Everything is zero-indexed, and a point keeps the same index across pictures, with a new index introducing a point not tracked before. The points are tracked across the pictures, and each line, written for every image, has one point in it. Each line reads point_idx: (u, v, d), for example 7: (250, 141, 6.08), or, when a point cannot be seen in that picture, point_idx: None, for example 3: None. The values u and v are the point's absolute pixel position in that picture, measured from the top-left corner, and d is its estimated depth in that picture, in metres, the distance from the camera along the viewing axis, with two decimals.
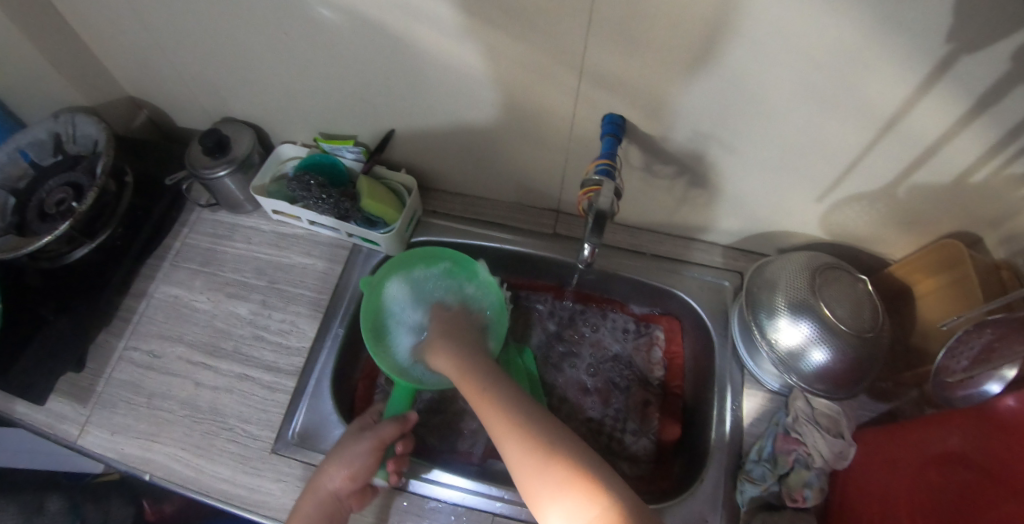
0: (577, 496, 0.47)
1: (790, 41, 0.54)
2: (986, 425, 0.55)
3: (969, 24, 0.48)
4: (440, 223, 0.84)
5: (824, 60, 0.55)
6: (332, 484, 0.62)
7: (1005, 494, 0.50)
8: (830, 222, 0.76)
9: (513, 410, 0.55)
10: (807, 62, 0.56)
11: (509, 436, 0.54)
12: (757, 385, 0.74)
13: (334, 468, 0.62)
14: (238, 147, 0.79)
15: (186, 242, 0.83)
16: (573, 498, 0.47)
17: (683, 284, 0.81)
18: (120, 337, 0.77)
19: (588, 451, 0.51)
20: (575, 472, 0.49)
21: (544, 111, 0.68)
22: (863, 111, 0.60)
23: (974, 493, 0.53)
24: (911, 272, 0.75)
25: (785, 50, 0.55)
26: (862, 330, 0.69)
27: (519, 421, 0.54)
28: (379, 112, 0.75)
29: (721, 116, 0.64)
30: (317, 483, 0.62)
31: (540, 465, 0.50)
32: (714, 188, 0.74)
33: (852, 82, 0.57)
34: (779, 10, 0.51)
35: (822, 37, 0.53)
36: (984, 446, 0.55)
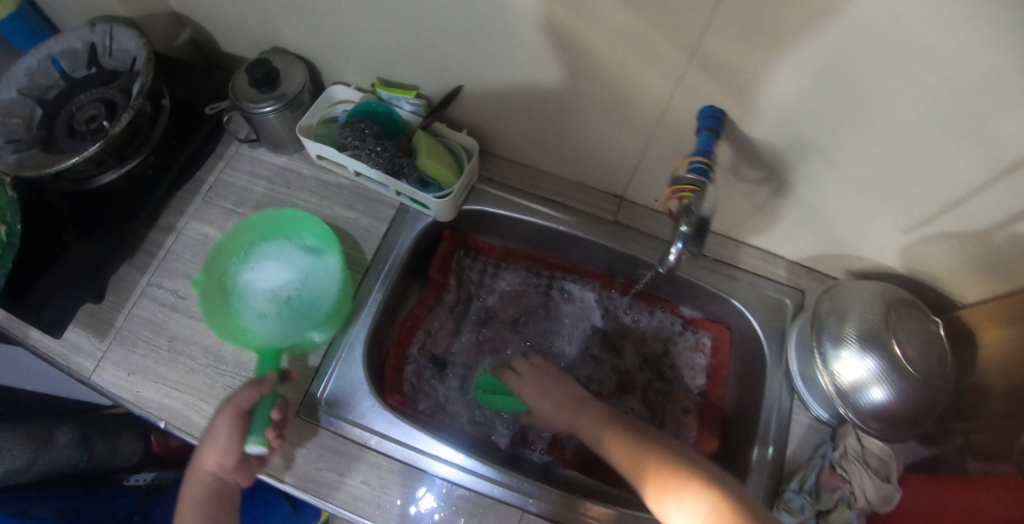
0: (690, 502, 0.52)
1: (931, 60, 0.47)
2: None
3: None
4: (495, 193, 0.78)
5: (960, 85, 0.48)
6: (208, 467, 0.57)
7: None
8: (913, 255, 0.70)
9: (630, 439, 0.60)
10: (941, 87, 0.49)
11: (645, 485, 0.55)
12: (805, 411, 0.71)
13: (206, 450, 0.57)
14: (289, 83, 0.72)
15: (220, 177, 0.78)
16: (688, 505, 0.52)
17: (741, 293, 0.76)
18: (144, 272, 0.73)
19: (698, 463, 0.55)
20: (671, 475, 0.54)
21: (635, 91, 0.61)
22: (988, 149, 0.53)
23: None
24: (980, 318, 0.69)
25: (922, 69, 0.48)
26: (929, 374, 0.64)
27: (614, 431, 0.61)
28: (448, 65, 0.68)
29: (830, 126, 0.58)
30: (194, 477, 0.58)
31: (643, 466, 0.56)
32: (799, 201, 0.68)
33: (985, 118, 0.50)
34: (937, 20, 0.44)
35: (969, 64, 0.46)
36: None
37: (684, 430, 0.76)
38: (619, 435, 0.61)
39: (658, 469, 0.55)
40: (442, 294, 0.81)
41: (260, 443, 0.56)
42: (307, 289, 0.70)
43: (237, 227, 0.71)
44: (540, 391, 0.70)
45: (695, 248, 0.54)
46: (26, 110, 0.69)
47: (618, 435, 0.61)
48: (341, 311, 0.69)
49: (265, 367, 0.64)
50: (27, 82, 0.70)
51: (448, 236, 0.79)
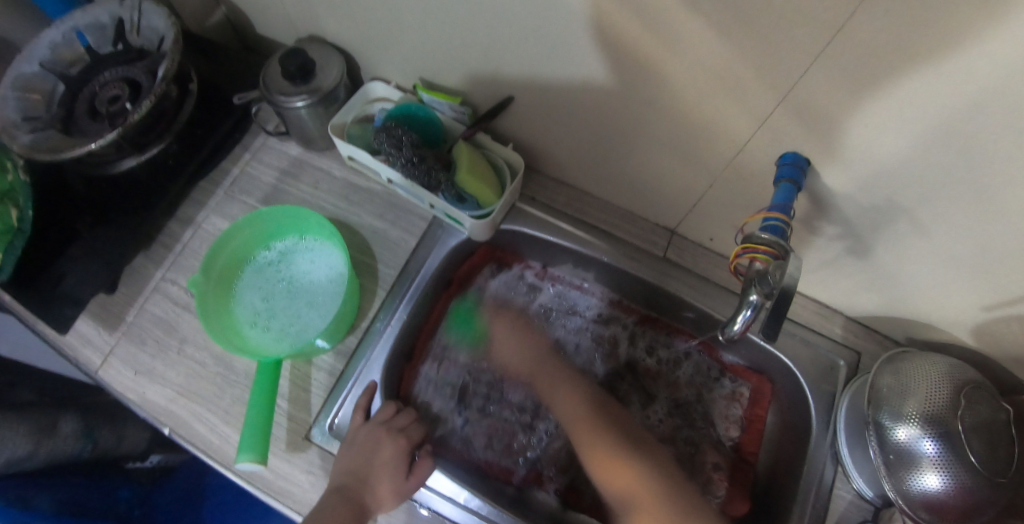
0: (616, 469, 0.66)
1: None
2: None
3: None
4: (536, 213, 0.72)
5: None
6: None
7: None
8: (991, 335, 0.63)
9: (589, 402, 0.72)
10: None
11: (589, 432, 0.69)
12: (848, 487, 0.65)
13: None
14: (324, 76, 0.67)
15: (245, 169, 0.74)
16: (615, 470, 0.66)
17: (792, 348, 0.70)
18: (159, 266, 0.70)
19: (632, 441, 0.68)
20: (615, 444, 0.67)
21: (705, 126, 0.55)
22: None
23: None
24: None
25: None
26: (996, 472, 0.58)
27: (594, 409, 0.71)
28: (500, 73, 0.62)
29: (931, 190, 0.50)
30: None
31: (595, 428, 0.69)
32: (872, 260, 0.61)
33: None
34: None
35: None
36: None
37: (711, 487, 0.72)
38: (613, 429, 0.69)
39: (575, 409, 0.71)
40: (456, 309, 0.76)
41: (250, 461, 0.53)
42: (312, 293, 0.64)
43: (237, 224, 0.63)
44: (512, 350, 0.76)
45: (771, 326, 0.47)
46: (47, 86, 0.67)
47: (580, 401, 0.72)
48: (348, 317, 0.63)
49: (264, 387, 0.57)
50: (50, 55, 0.68)
51: (481, 253, 0.75)
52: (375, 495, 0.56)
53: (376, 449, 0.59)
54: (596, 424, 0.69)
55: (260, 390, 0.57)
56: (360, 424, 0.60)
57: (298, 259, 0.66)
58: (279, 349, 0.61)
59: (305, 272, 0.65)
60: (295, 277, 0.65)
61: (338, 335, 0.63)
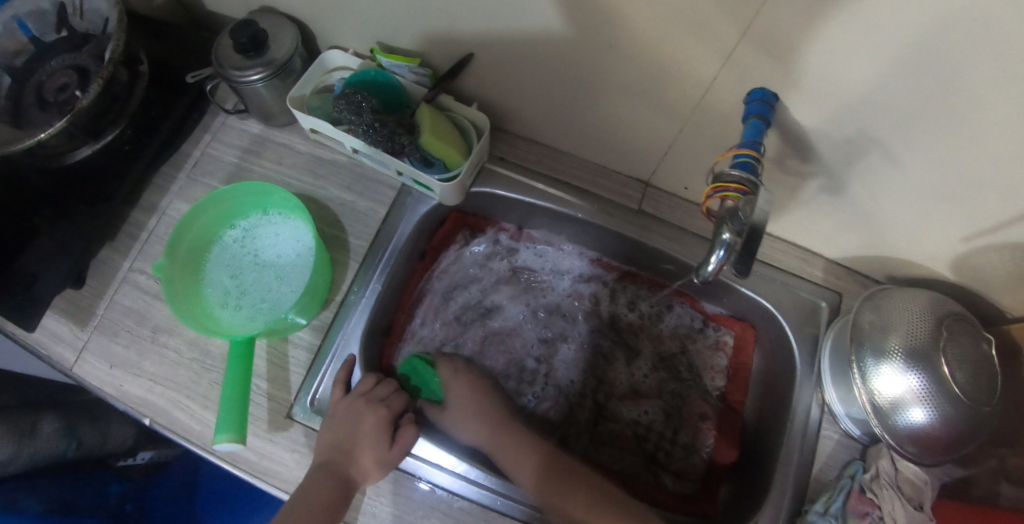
0: None
1: None
2: None
3: None
4: (506, 173, 0.71)
5: None
6: None
7: None
8: (970, 265, 0.62)
9: (590, 498, 0.61)
10: None
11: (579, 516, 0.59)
12: (835, 427, 0.66)
13: None
14: (278, 47, 0.64)
15: (206, 151, 0.72)
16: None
17: (774, 295, 0.70)
18: (126, 257, 0.68)
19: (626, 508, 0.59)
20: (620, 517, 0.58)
21: (672, 70, 0.53)
22: None
23: None
24: None
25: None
26: (979, 400, 0.58)
27: (583, 500, 0.61)
28: (457, 30, 0.59)
29: (904, 120, 0.49)
30: None
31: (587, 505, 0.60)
32: (849, 198, 0.60)
33: None
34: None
35: None
36: None
37: (701, 437, 0.72)
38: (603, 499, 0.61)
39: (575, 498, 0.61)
40: (432, 278, 0.74)
41: (227, 440, 0.52)
42: (282, 271, 0.63)
43: (198, 204, 0.61)
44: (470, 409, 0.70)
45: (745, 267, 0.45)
46: None
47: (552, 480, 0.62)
48: (321, 291, 0.62)
49: (238, 366, 0.56)
50: None
51: (451, 220, 0.74)
52: (361, 467, 0.56)
53: (359, 421, 0.58)
54: (586, 499, 0.61)
55: (234, 369, 0.56)
56: (340, 397, 0.60)
57: (267, 238, 0.65)
58: (251, 328, 0.60)
59: (274, 250, 0.64)
60: (265, 256, 0.64)
61: (312, 311, 0.62)
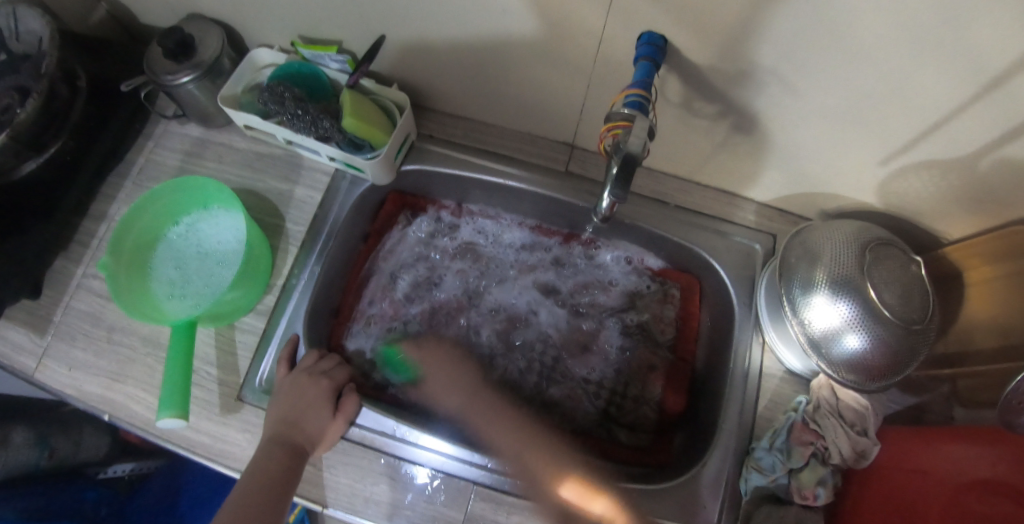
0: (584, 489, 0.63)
1: None
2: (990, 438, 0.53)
3: None
4: (437, 150, 0.73)
5: None
6: None
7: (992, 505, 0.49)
8: (890, 188, 0.63)
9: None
10: None
11: None
12: (778, 364, 0.66)
13: None
14: (205, 49, 0.67)
15: (151, 158, 0.75)
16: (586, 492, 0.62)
17: (709, 242, 0.71)
18: (79, 264, 0.71)
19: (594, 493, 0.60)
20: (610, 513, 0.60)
21: (566, 26, 0.55)
22: (960, 56, 0.46)
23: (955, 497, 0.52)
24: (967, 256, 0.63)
25: None
26: (910, 318, 0.59)
27: None
28: (366, 14, 0.62)
29: (788, 45, 0.50)
30: None
31: None
32: (762, 135, 0.62)
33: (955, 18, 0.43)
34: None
35: None
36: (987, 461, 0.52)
37: (649, 388, 0.74)
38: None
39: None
40: (379, 260, 0.77)
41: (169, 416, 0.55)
42: (224, 259, 0.66)
43: (136, 205, 0.64)
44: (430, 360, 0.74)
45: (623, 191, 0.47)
46: None
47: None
48: (262, 274, 0.65)
49: (178, 350, 0.58)
50: None
51: (391, 200, 0.76)
52: (308, 437, 0.58)
53: (302, 394, 0.60)
54: None
55: (174, 354, 0.58)
56: (285, 374, 0.62)
57: (208, 231, 0.67)
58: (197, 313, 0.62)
59: (215, 241, 0.67)
60: (206, 247, 0.66)
61: (255, 295, 0.65)
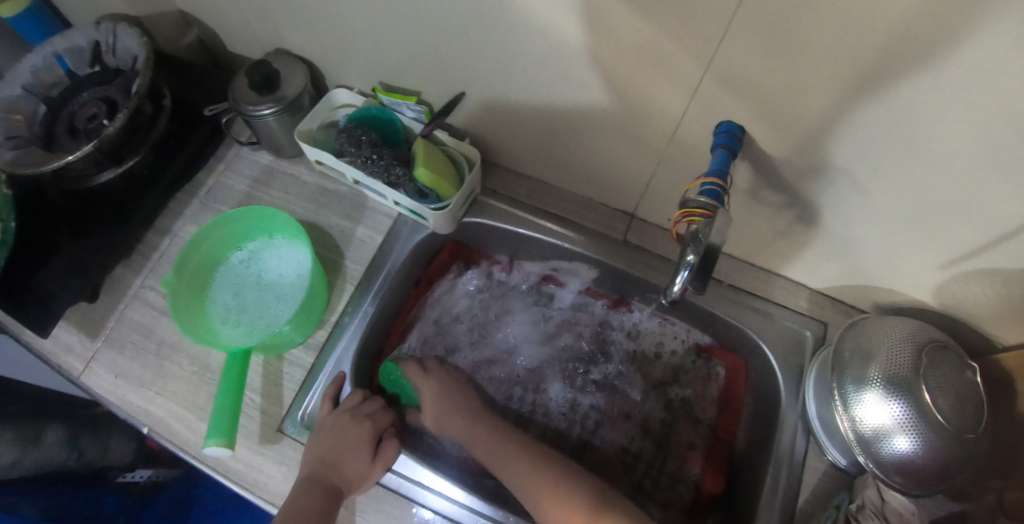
0: None
1: (979, 71, 0.40)
2: None
3: None
4: (497, 206, 0.75)
5: (1015, 105, 0.42)
6: None
7: None
8: (949, 293, 0.63)
9: None
10: (997, 101, 0.42)
11: None
12: (821, 458, 0.66)
13: None
14: (289, 86, 0.70)
15: (220, 180, 0.77)
16: None
17: (758, 326, 0.71)
18: (139, 274, 0.72)
19: None
20: None
21: (642, 106, 0.57)
22: None
23: None
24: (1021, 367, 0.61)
25: (970, 81, 0.41)
26: (962, 428, 0.58)
27: None
28: (449, 71, 0.65)
29: (858, 150, 0.51)
30: None
31: None
32: (823, 227, 0.62)
33: None
34: (1002, 27, 0.37)
35: None
36: None
37: (687, 466, 0.73)
38: None
39: None
40: (425, 304, 0.78)
41: (217, 445, 0.55)
42: (283, 290, 0.67)
43: (206, 227, 0.66)
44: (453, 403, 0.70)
45: (702, 283, 0.50)
46: (28, 108, 0.71)
47: None
48: (318, 309, 0.67)
49: (233, 379, 0.59)
50: (31, 79, 0.71)
51: (447, 250, 0.78)
52: (343, 476, 0.57)
53: (342, 433, 0.60)
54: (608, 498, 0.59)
55: (228, 380, 0.59)
56: (328, 412, 0.63)
57: (269, 261, 0.69)
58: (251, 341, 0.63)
59: (276, 272, 0.68)
60: (266, 277, 0.68)
61: (307, 330, 0.66)
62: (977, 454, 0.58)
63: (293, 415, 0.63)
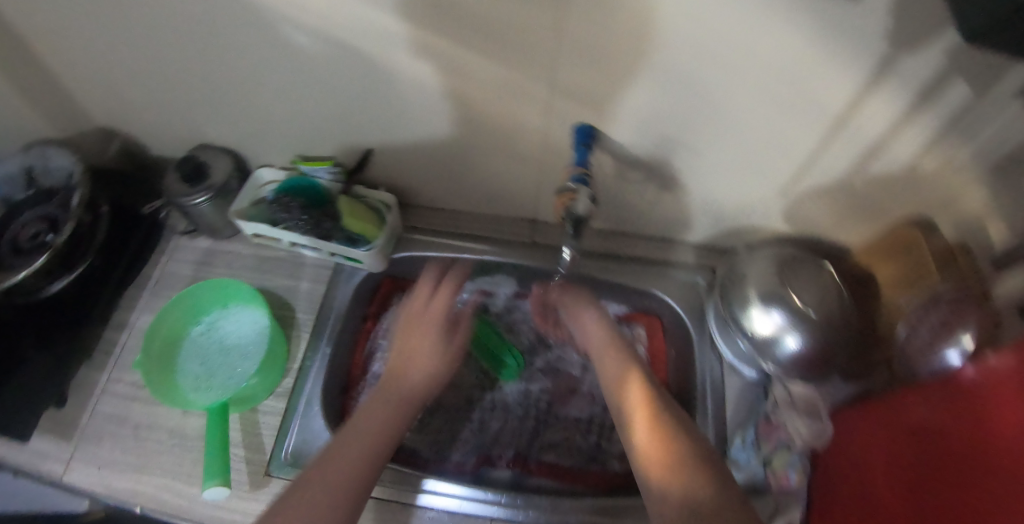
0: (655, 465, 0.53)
1: (737, 46, 0.57)
2: (944, 394, 0.58)
3: (911, 24, 0.52)
4: (420, 239, 0.85)
5: (772, 61, 0.58)
6: None
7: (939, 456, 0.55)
8: (796, 214, 0.79)
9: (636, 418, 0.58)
10: (759, 64, 0.59)
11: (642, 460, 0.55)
12: (736, 375, 0.79)
13: None
14: (216, 172, 0.80)
15: (166, 270, 0.84)
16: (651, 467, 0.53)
17: (660, 284, 0.85)
18: (104, 370, 0.76)
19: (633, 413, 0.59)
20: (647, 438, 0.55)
21: (517, 126, 0.70)
22: (814, 109, 0.63)
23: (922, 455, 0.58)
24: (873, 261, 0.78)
25: (736, 53, 0.58)
26: (828, 316, 0.72)
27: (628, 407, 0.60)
28: (356, 132, 0.77)
29: (683, 122, 0.67)
30: None
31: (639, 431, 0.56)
32: (683, 190, 0.77)
33: (803, 84, 0.60)
34: (736, 12, 0.53)
35: (773, 43, 0.56)
36: (938, 410, 0.58)
37: None
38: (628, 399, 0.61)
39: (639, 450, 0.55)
40: (372, 338, 0.84)
41: (215, 486, 0.64)
42: (244, 350, 0.74)
43: (164, 309, 0.73)
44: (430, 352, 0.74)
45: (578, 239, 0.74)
46: None
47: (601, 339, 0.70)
48: (280, 359, 0.73)
49: (214, 435, 0.67)
50: None
51: (386, 284, 0.85)
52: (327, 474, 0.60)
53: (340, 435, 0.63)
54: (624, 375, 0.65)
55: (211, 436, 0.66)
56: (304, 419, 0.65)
57: (227, 327, 0.76)
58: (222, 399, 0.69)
59: (235, 335, 0.75)
60: (227, 341, 0.75)
61: (273, 380, 0.73)
62: (847, 333, 0.73)
63: (276, 455, 0.69)
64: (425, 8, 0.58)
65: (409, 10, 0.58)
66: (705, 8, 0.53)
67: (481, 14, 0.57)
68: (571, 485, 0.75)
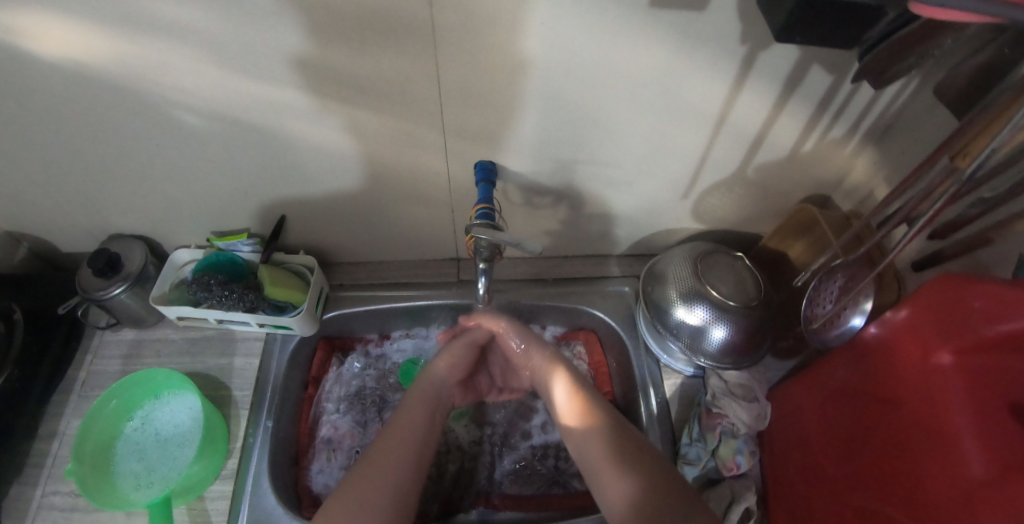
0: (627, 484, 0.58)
1: (608, 68, 0.60)
2: (860, 352, 0.63)
3: (757, 26, 0.56)
4: (350, 294, 0.86)
5: (642, 76, 0.61)
6: None
7: (880, 416, 0.59)
8: (701, 213, 0.83)
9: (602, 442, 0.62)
10: (632, 81, 0.62)
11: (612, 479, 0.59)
12: (675, 374, 0.82)
13: None
14: (130, 261, 0.78)
15: (92, 369, 0.82)
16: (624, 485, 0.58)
17: (589, 298, 0.88)
18: (36, 485, 0.74)
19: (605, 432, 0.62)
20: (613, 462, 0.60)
21: (421, 171, 0.72)
22: (694, 116, 0.67)
23: (863, 416, 0.62)
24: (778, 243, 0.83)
25: (608, 76, 0.61)
26: (746, 302, 0.75)
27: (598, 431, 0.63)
28: (268, 202, 0.77)
29: (577, 144, 0.70)
30: None
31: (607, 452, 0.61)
32: (593, 206, 0.81)
33: (677, 94, 0.64)
34: (599, 38, 0.57)
35: (639, 59, 0.59)
36: (862, 370, 0.62)
37: None
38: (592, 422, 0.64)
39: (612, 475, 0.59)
40: (319, 403, 0.84)
41: None
42: (183, 438, 0.72)
43: (93, 408, 0.71)
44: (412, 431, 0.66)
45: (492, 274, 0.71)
46: None
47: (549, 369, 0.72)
48: (221, 441, 0.73)
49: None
50: None
51: (322, 346, 0.86)
52: None
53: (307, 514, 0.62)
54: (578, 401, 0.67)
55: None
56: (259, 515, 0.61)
57: (162, 418, 0.74)
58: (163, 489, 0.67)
59: (171, 424, 0.74)
60: (163, 432, 0.73)
61: (216, 463, 0.72)
62: (767, 317, 0.76)
63: None
64: (308, 80, 0.59)
65: (296, 82, 0.60)
66: (569, 37, 0.56)
67: (362, 75, 0.59)
68: (530, 511, 0.76)
